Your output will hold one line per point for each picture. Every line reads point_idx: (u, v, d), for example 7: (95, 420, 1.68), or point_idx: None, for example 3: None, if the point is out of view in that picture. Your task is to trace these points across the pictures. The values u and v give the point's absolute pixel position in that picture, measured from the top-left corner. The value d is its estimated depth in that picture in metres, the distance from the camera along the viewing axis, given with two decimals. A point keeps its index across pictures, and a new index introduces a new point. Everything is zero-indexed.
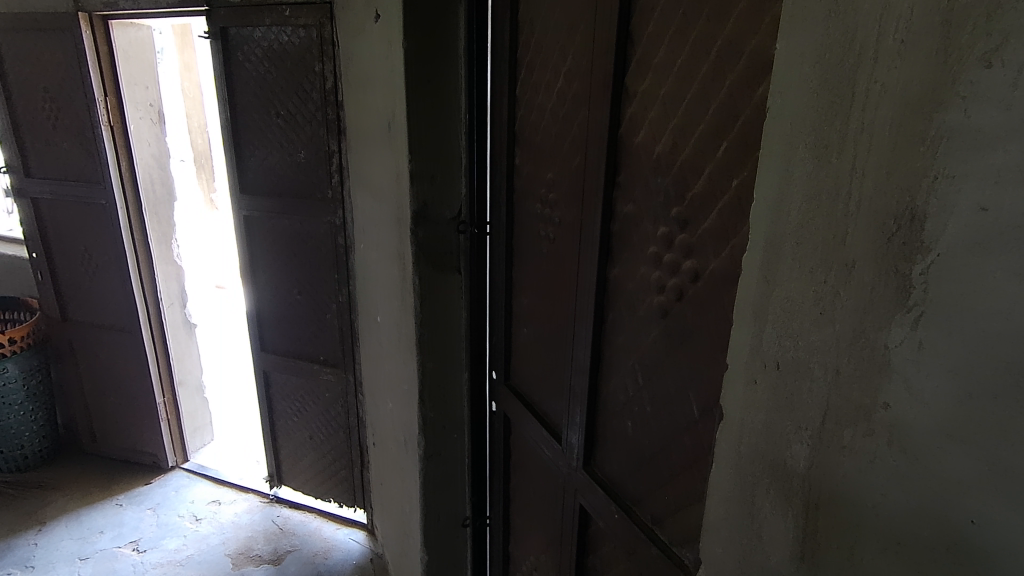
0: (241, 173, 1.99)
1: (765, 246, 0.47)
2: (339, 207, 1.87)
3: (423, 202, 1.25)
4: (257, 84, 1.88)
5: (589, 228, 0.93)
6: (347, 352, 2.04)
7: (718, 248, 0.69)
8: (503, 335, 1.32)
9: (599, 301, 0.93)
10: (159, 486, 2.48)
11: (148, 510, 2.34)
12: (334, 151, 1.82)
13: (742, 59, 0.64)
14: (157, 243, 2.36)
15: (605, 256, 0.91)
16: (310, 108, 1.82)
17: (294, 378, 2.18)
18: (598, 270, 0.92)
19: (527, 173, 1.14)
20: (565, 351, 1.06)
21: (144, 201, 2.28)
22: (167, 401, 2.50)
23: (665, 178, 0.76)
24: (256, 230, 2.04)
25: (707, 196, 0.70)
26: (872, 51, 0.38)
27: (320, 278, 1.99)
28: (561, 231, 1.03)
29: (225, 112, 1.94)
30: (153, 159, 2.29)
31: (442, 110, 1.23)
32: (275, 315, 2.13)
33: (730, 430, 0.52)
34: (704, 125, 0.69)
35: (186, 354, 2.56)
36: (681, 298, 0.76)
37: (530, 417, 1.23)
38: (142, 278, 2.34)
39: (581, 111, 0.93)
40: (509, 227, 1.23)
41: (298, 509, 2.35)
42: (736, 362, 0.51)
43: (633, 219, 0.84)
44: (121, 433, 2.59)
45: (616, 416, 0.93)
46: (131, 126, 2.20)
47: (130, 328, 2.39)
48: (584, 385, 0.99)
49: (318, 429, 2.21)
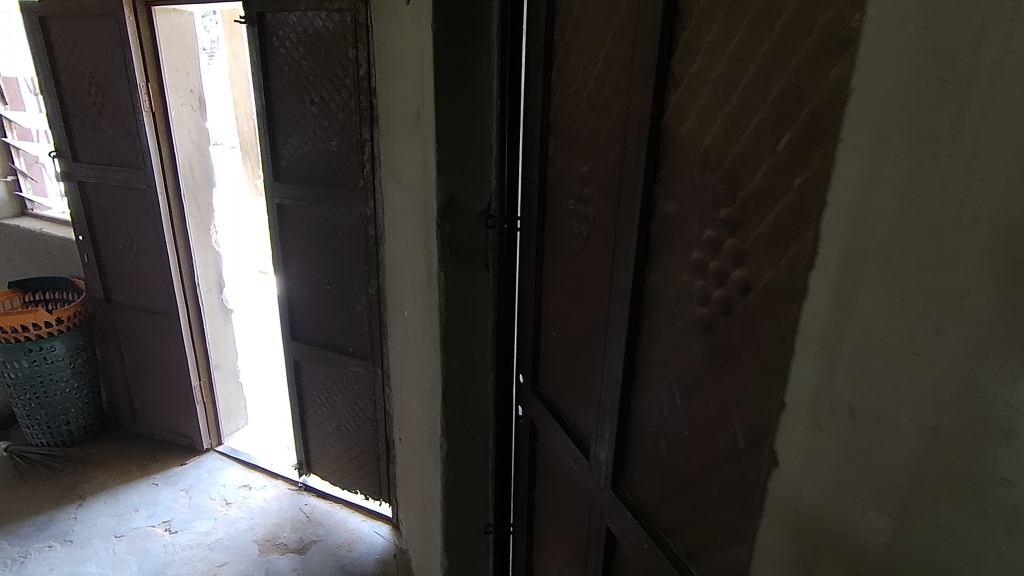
0: (275, 160, 1.97)
1: (839, 262, 0.37)
2: (370, 197, 1.82)
3: (450, 194, 1.19)
4: (292, 70, 1.84)
5: (624, 229, 0.85)
6: (375, 345, 2.01)
7: (774, 257, 0.60)
8: (531, 339, 1.25)
9: (634, 308, 0.85)
10: (193, 467, 2.53)
11: (181, 491, 2.38)
12: (366, 139, 1.77)
13: (813, 34, 0.53)
14: (195, 229, 2.38)
15: (642, 259, 0.82)
16: (343, 95, 1.77)
17: (324, 368, 2.17)
18: (634, 275, 0.83)
19: (561, 165, 1.05)
20: (595, 359, 0.98)
21: (183, 187, 2.30)
22: (202, 384, 2.56)
23: (714, 175, 0.67)
24: (289, 219, 2.02)
25: (763, 196, 0.60)
26: (1011, 10, 0.28)
27: (351, 269, 1.96)
28: (595, 230, 0.94)
29: (261, 99, 1.92)
30: (192, 145, 2.31)
31: (472, 97, 1.15)
32: (307, 304, 2.12)
33: (782, 479, 0.44)
34: (762, 113, 0.60)
35: (222, 339, 2.60)
36: (728, 311, 0.67)
37: (557, 425, 1.16)
38: (181, 263, 2.38)
39: (620, 98, 0.84)
40: (540, 224, 1.15)
41: (325, 498, 2.36)
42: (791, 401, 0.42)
43: (675, 220, 0.75)
44: (159, 414, 2.65)
45: (650, 436, 0.85)
46: (171, 112, 2.22)
47: (168, 313, 2.44)
48: (615, 398, 0.91)
49: (345, 420, 2.20)
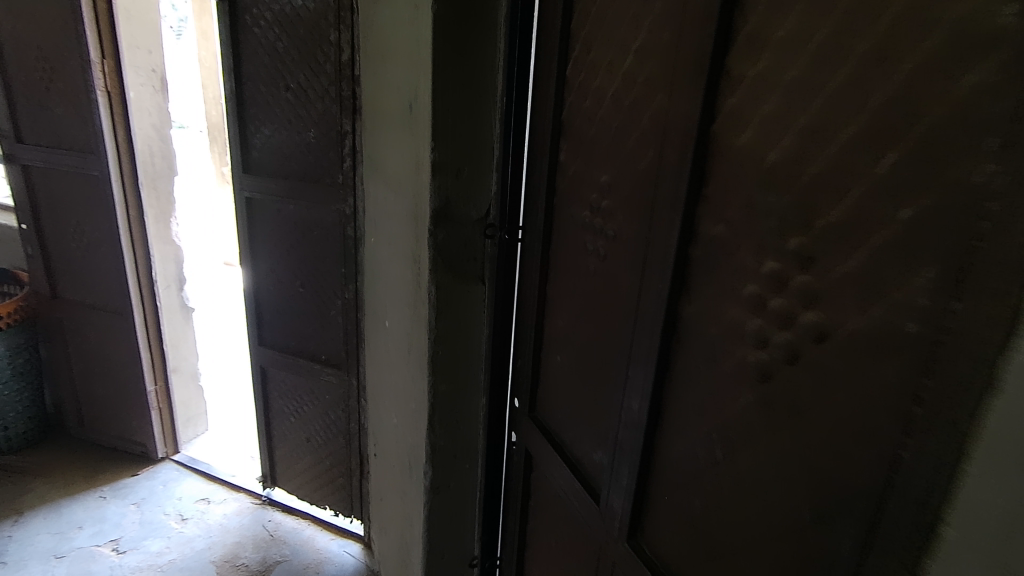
0: (245, 150, 1.80)
1: None
2: (349, 194, 1.67)
3: (445, 199, 1.06)
4: (266, 52, 1.68)
5: (656, 250, 0.73)
6: (350, 353, 1.86)
7: (864, 302, 0.49)
8: (530, 362, 1.13)
9: (665, 342, 0.74)
10: (146, 479, 2.34)
11: (131, 505, 2.20)
12: (347, 131, 1.62)
13: (938, 28, 0.42)
14: (154, 220, 2.19)
15: (678, 287, 0.71)
16: (323, 82, 1.62)
17: (293, 376, 2.01)
18: (667, 305, 0.72)
19: (575, 171, 0.93)
20: (611, 393, 0.87)
21: (141, 175, 2.10)
22: (158, 388, 2.37)
23: (780, 197, 0.57)
24: (259, 214, 1.86)
25: (852, 227, 0.50)
26: None
27: (327, 271, 1.81)
28: (617, 249, 0.83)
29: (230, 82, 1.75)
30: (153, 130, 2.11)
31: (474, 90, 1.03)
32: (276, 306, 1.96)
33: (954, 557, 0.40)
34: (856, 125, 0.49)
35: (182, 340, 2.42)
36: (794, 360, 0.56)
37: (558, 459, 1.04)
38: (136, 257, 2.18)
39: (655, 98, 0.72)
40: (546, 236, 1.03)
41: (291, 514, 2.21)
42: (981, 478, 0.38)
43: (724, 246, 0.65)
44: (111, 420, 2.45)
45: (678, 488, 0.74)
46: (130, 92, 2.01)
47: (122, 311, 2.24)
48: (636, 440, 0.80)
49: (315, 431, 2.05)
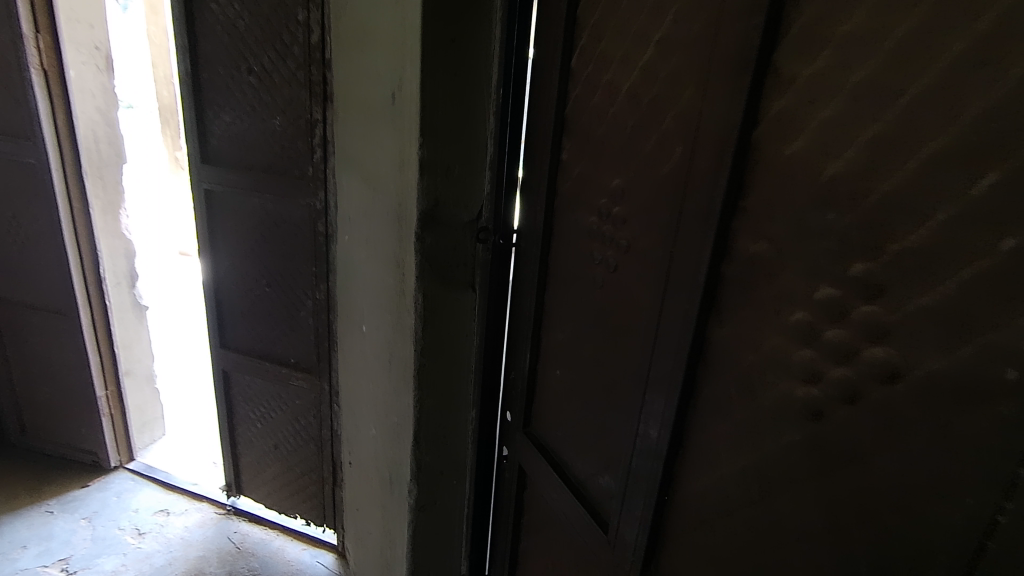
0: (202, 137, 1.65)
1: None
2: (321, 188, 1.55)
3: (434, 201, 0.97)
4: (225, 30, 1.52)
5: (682, 267, 0.66)
6: (322, 356, 1.74)
7: (948, 343, 0.43)
8: (525, 375, 1.05)
9: (690, 368, 0.67)
10: (98, 490, 2.18)
11: (82, 520, 2.04)
12: (318, 119, 1.49)
13: None
14: (100, 212, 2.00)
15: (707, 308, 0.64)
16: (290, 65, 1.48)
17: (259, 380, 1.89)
18: (695, 328, 0.65)
19: (581, 173, 0.85)
20: (622, 416, 0.80)
21: (85, 163, 1.92)
22: (109, 393, 2.20)
23: (841, 217, 0.50)
24: (220, 207, 1.71)
25: (936, 256, 0.44)
26: None
27: (296, 269, 1.68)
28: (632, 261, 0.76)
29: (185, 63, 1.58)
30: (98, 113, 1.92)
31: (467, 81, 0.93)
32: (240, 306, 1.82)
33: None
34: (946, 139, 0.42)
35: (135, 341, 2.24)
36: (854, 400, 0.50)
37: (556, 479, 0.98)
38: (81, 252, 2.00)
39: (683, 96, 0.65)
40: (545, 240, 0.95)
41: (259, 524, 2.09)
42: None
43: (765, 267, 0.58)
44: (57, 427, 2.27)
45: (702, 525, 0.68)
46: (70, 71, 1.82)
47: (66, 311, 2.06)
48: (652, 470, 0.74)
49: (284, 437, 1.93)
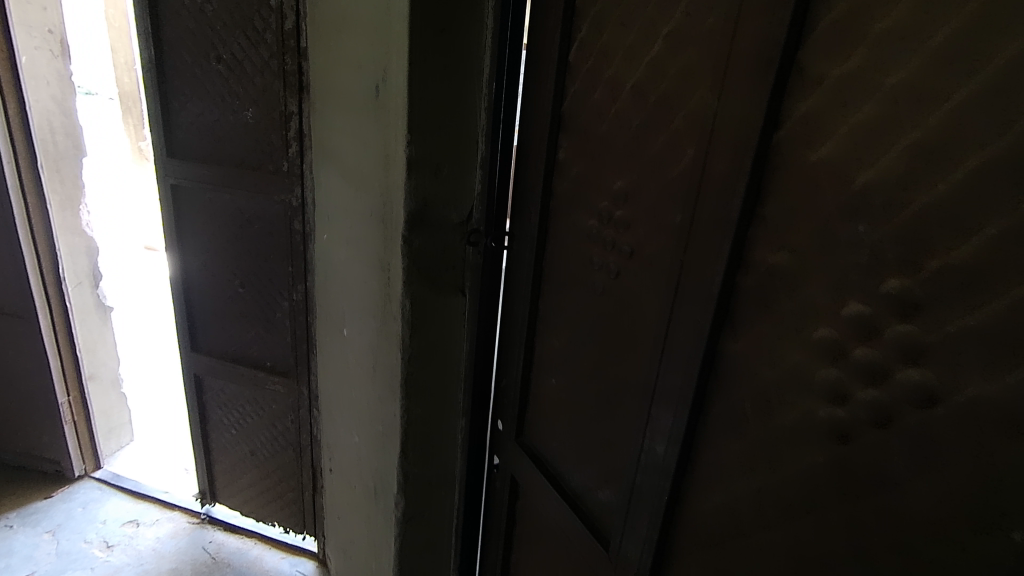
0: (168, 130, 1.55)
1: None
2: (297, 184, 1.48)
3: (422, 201, 0.92)
4: (190, 15, 1.43)
5: (692, 276, 0.63)
6: (300, 360, 1.68)
7: (994, 367, 0.40)
8: (518, 383, 1.01)
9: (701, 383, 0.63)
10: (62, 501, 2.08)
11: (45, 534, 1.94)
12: (293, 112, 1.42)
13: None
14: (58, 208, 1.89)
15: (720, 320, 0.61)
16: (263, 54, 1.40)
17: (234, 385, 1.81)
18: (708, 341, 0.62)
19: (580, 174, 0.81)
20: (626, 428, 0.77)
21: (40, 156, 1.80)
22: (72, 399, 2.09)
23: (873, 228, 0.47)
24: (189, 205, 1.62)
25: (983, 273, 0.40)
26: None
27: (271, 269, 1.61)
28: (637, 268, 0.72)
29: (147, 50, 1.49)
30: (53, 102, 1.81)
31: (458, 74, 0.88)
32: (212, 308, 1.74)
33: None
34: (996, 146, 0.39)
35: (98, 344, 2.14)
36: (886, 425, 0.47)
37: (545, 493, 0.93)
38: (38, 251, 1.88)
39: (696, 96, 0.61)
40: (540, 243, 0.91)
41: (235, 532, 2.01)
42: None
43: (785, 279, 0.54)
44: (16, 435, 2.15)
45: (711, 547, 0.65)
46: (21, 57, 1.70)
47: (23, 313, 1.94)
48: (658, 488, 0.70)
49: (261, 443, 1.86)
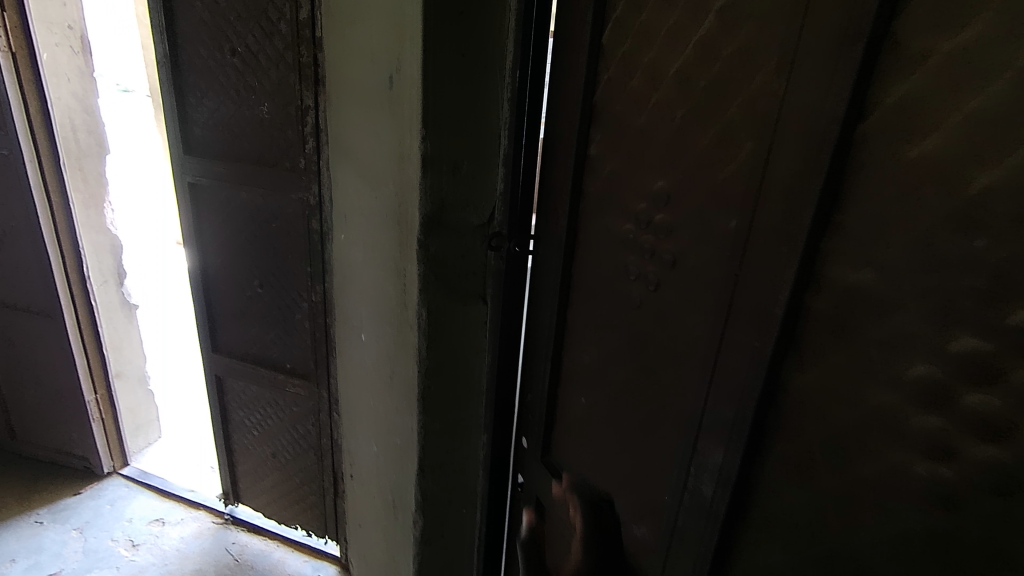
0: (184, 127, 1.51)
1: None
2: (314, 181, 1.42)
3: (439, 203, 0.84)
4: (204, 6, 1.37)
5: (749, 294, 0.54)
6: (320, 363, 1.63)
7: None
8: (544, 399, 0.93)
9: (760, 419, 0.54)
10: (91, 498, 2.09)
11: (73, 531, 1.95)
12: (309, 106, 1.35)
13: None
14: (82, 206, 1.88)
15: (784, 347, 0.51)
16: (277, 46, 1.34)
17: (255, 387, 1.77)
18: (768, 372, 0.52)
19: (614, 172, 0.73)
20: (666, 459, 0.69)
21: (62, 154, 1.78)
22: (99, 397, 2.09)
23: (997, 246, 0.37)
24: (207, 203, 1.58)
25: None
26: None
27: (290, 269, 1.55)
28: (681, 280, 0.63)
29: (161, 43, 1.44)
30: (74, 99, 1.78)
31: (479, 61, 0.79)
32: (232, 308, 1.70)
33: None
34: None
35: (124, 342, 2.14)
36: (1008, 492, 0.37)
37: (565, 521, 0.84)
38: (63, 250, 1.87)
39: (758, 80, 0.52)
40: (569, 249, 0.82)
41: (257, 534, 1.99)
42: None
43: (869, 302, 0.45)
44: (46, 432, 2.17)
45: None
46: (42, 54, 1.67)
47: (50, 313, 1.94)
48: (702, 534, 0.61)
49: (282, 445, 1.83)
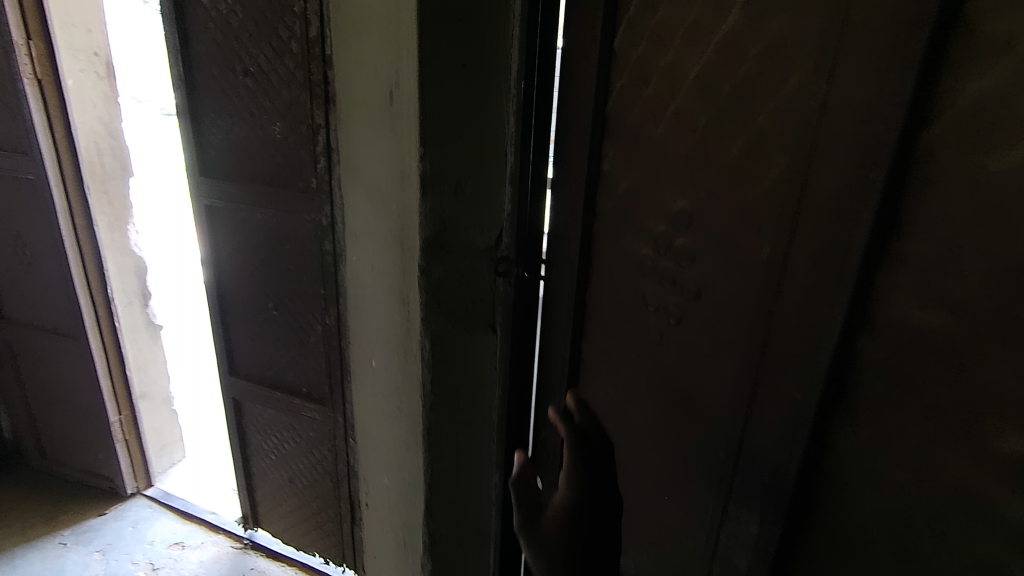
0: (199, 150, 1.50)
1: None
2: (326, 201, 1.37)
3: (440, 225, 0.79)
4: (217, 27, 1.36)
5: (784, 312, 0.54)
6: (335, 387, 1.58)
7: None
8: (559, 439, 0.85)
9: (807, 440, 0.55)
10: (114, 519, 2.09)
11: (96, 554, 1.94)
12: (320, 124, 1.32)
13: None
14: (106, 229, 1.90)
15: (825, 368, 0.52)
16: (288, 64, 1.31)
17: (271, 410, 1.74)
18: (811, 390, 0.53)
19: (630, 191, 0.66)
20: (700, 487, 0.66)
21: (86, 177, 1.80)
22: (123, 417, 2.09)
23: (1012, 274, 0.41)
24: (221, 224, 1.56)
25: None
26: None
27: (304, 291, 1.52)
28: (710, 303, 0.61)
29: (177, 66, 1.43)
30: (100, 123, 1.81)
31: (480, 71, 0.73)
32: (248, 331, 1.67)
33: None
34: None
35: (149, 362, 2.15)
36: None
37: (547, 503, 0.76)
38: (88, 273, 1.88)
39: (798, 99, 0.51)
40: (582, 276, 0.74)
41: (276, 560, 1.96)
42: None
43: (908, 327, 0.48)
44: (73, 452, 2.19)
45: None
46: (67, 80, 1.70)
47: (75, 334, 1.95)
48: None
49: (299, 471, 1.78)
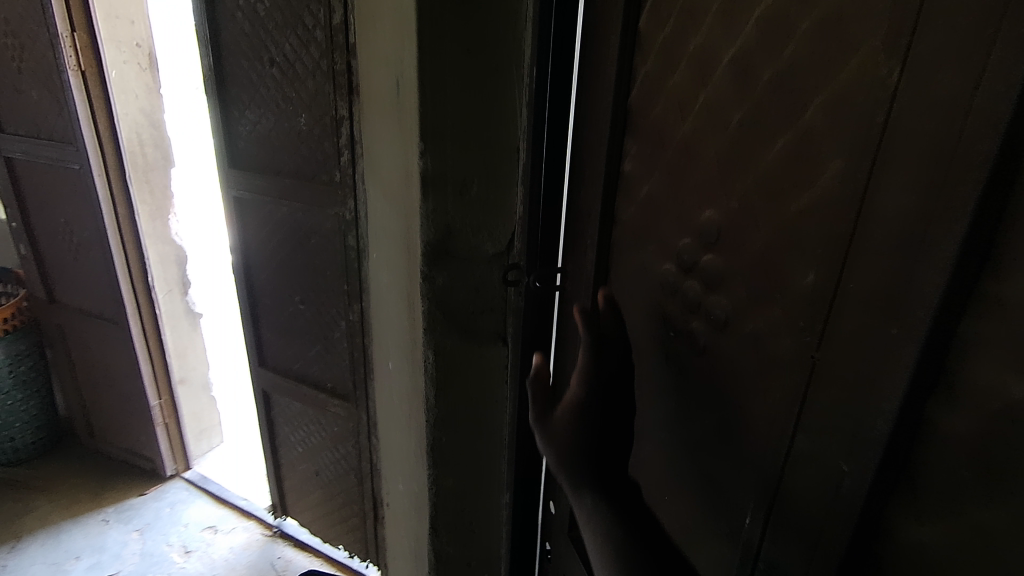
0: (228, 142, 1.48)
1: None
2: (349, 196, 1.33)
3: (444, 229, 0.74)
4: (244, 16, 1.33)
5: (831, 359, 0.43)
6: (359, 384, 1.55)
7: None
8: None
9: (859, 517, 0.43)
10: (154, 500, 2.15)
11: (134, 533, 2.00)
12: (343, 116, 1.27)
13: None
14: (148, 218, 1.93)
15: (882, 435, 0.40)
16: (313, 54, 1.27)
17: (298, 403, 1.73)
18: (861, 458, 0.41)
19: (651, 199, 0.59)
20: (722, 548, 0.57)
21: (127, 167, 1.83)
22: (163, 402, 2.15)
23: None
24: (249, 216, 1.55)
25: None
26: None
27: (328, 286, 1.49)
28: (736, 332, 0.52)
29: (207, 56, 1.42)
30: (142, 115, 1.83)
31: (490, 63, 0.68)
32: (276, 323, 1.66)
33: None
34: None
35: (188, 349, 2.19)
36: None
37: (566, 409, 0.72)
38: (129, 261, 1.93)
39: (856, 93, 0.39)
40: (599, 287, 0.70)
41: (303, 550, 1.96)
42: None
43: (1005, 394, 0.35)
44: (119, 432, 2.27)
45: None
46: (110, 72, 1.73)
47: (118, 320, 2.01)
48: None
49: (324, 464, 1.77)
